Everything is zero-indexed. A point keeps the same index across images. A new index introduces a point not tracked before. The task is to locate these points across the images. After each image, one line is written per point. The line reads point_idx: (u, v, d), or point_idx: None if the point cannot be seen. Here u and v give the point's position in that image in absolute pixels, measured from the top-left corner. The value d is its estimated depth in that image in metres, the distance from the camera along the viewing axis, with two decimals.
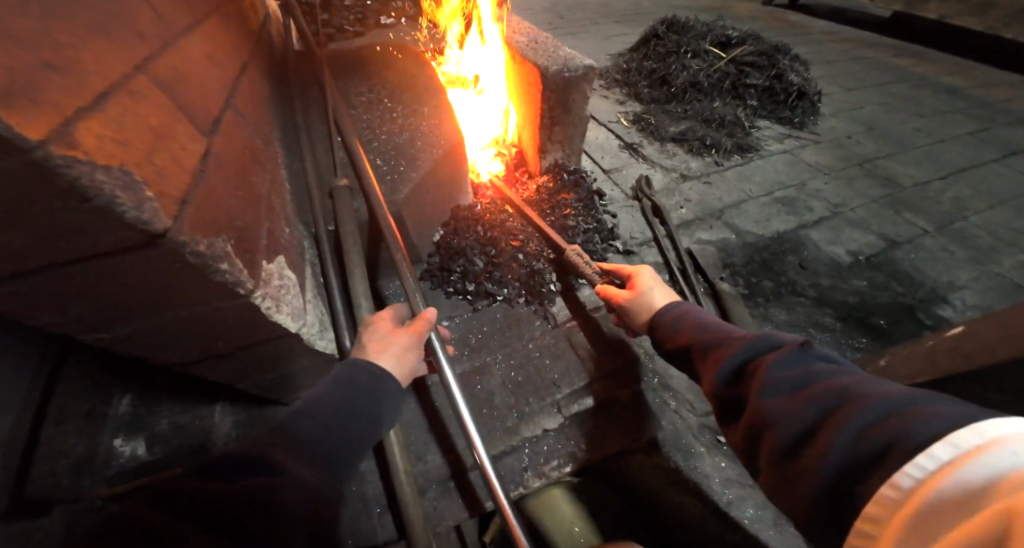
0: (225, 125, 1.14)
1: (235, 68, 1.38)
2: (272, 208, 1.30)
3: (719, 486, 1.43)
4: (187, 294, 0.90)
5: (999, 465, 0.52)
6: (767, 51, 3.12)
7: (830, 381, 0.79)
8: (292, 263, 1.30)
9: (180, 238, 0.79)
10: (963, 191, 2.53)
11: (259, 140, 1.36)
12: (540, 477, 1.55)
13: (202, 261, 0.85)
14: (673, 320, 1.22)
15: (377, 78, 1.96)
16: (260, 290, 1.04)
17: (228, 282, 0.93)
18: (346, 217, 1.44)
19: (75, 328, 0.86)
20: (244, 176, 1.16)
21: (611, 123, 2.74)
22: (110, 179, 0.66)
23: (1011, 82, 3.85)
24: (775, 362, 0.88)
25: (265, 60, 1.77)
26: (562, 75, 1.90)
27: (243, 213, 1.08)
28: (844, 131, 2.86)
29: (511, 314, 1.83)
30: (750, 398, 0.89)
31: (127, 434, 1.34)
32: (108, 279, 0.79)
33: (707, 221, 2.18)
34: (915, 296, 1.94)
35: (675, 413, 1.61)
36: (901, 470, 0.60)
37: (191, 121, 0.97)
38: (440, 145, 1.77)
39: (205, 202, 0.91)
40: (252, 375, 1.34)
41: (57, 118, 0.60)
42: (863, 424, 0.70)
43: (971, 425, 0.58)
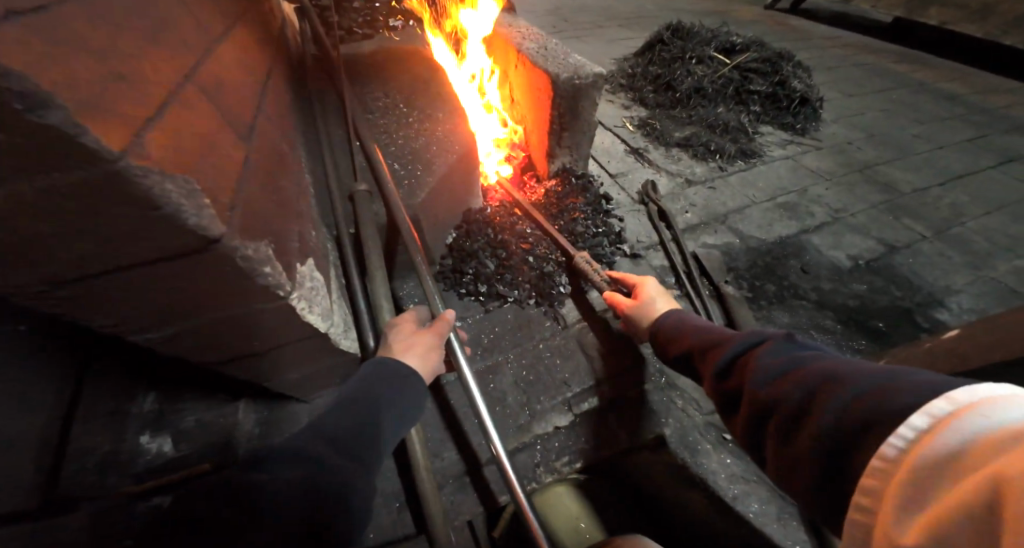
0: (258, 132, 1.19)
1: (262, 75, 1.42)
2: (299, 212, 1.35)
3: (725, 482, 1.52)
4: (230, 296, 0.95)
5: (973, 428, 0.54)
6: (771, 58, 3.17)
7: (817, 367, 0.84)
8: (318, 265, 1.35)
9: (232, 243, 0.84)
10: (961, 197, 2.59)
11: (285, 146, 1.40)
12: (552, 472, 1.61)
13: (248, 265, 0.89)
14: (672, 327, 1.32)
15: (392, 84, 2.01)
16: (295, 292, 1.09)
17: (269, 284, 0.98)
18: (367, 221, 1.49)
19: (125, 328, 0.91)
20: (275, 181, 1.21)
21: (617, 128, 2.79)
22: (176, 188, 0.71)
23: (1009, 89, 3.92)
24: (765, 354, 0.96)
25: (283, 65, 1.81)
26: (572, 82, 1.94)
27: (277, 217, 1.12)
28: (845, 137, 2.92)
29: (522, 315, 1.88)
30: (746, 388, 0.95)
31: (153, 432, 1.40)
32: (163, 282, 0.83)
33: (711, 226, 2.24)
34: (913, 299, 2.00)
35: (681, 412, 1.69)
36: (885, 441, 0.63)
37: (231, 130, 1.01)
38: (454, 149, 1.81)
39: (248, 208, 0.96)
40: (277, 374, 1.38)
41: (132, 132, 0.65)
42: (847, 398, 0.74)
43: (946, 395, 0.61)
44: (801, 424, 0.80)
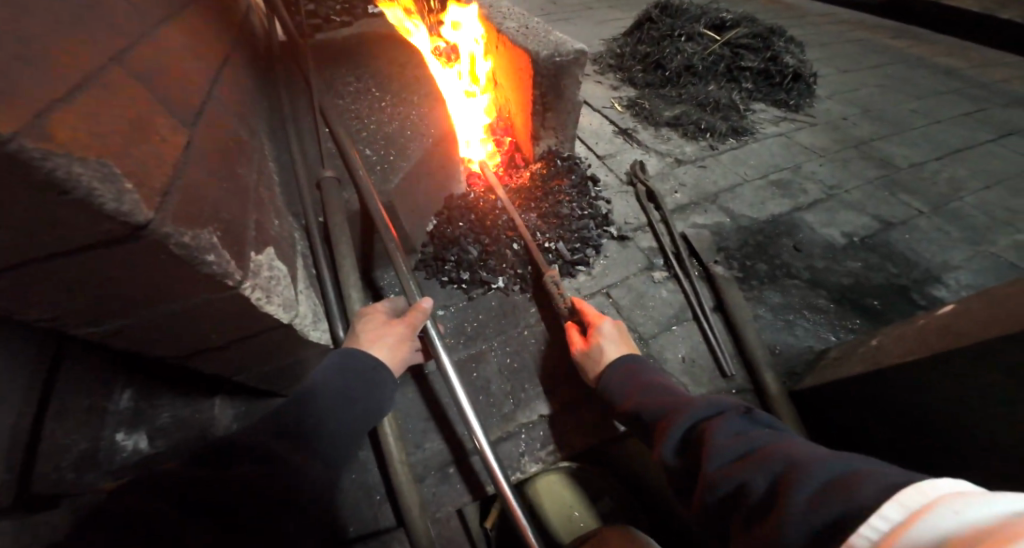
0: (208, 116, 1.14)
1: (216, 59, 1.37)
2: (261, 201, 1.31)
3: None
4: (175, 286, 0.91)
5: (940, 522, 0.53)
6: (762, 33, 3.09)
7: (771, 448, 0.84)
8: (281, 253, 1.31)
9: (163, 230, 0.79)
10: (959, 171, 2.52)
11: (244, 131, 1.35)
12: (537, 462, 1.53)
13: (187, 253, 0.85)
14: (621, 379, 1.29)
15: (365, 69, 1.96)
16: (249, 281, 1.04)
17: (216, 274, 0.94)
18: (334, 208, 1.44)
19: (64, 323, 0.87)
20: (229, 167, 1.15)
21: (604, 109, 2.72)
22: (88, 171, 0.67)
23: (1008, 63, 3.83)
24: (720, 428, 0.93)
25: (249, 52, 1.76)
26: (553, 60, 1.87)
27: (230, 204, 1.08)
28: (840, 113, 2.84)
29: (505, 302, 1.83)
30: (700, 467, 0.91)
31: (129, 428, 1.36)
32: (93, 273, 0.79)
33: (701, 206, 2.18)
34: (910, 276, 1.94)
35: None
36: (857, 530, 0.62)
37: (170, 113, 0.96)
38: (430, 133, 1.75)
39: (188, 193, 0.91)
40: (249, 367, 1.35)
41: (28, 111, 0.61)
42: (811, 487, 0.72)
43: (917, 485, 0.61)
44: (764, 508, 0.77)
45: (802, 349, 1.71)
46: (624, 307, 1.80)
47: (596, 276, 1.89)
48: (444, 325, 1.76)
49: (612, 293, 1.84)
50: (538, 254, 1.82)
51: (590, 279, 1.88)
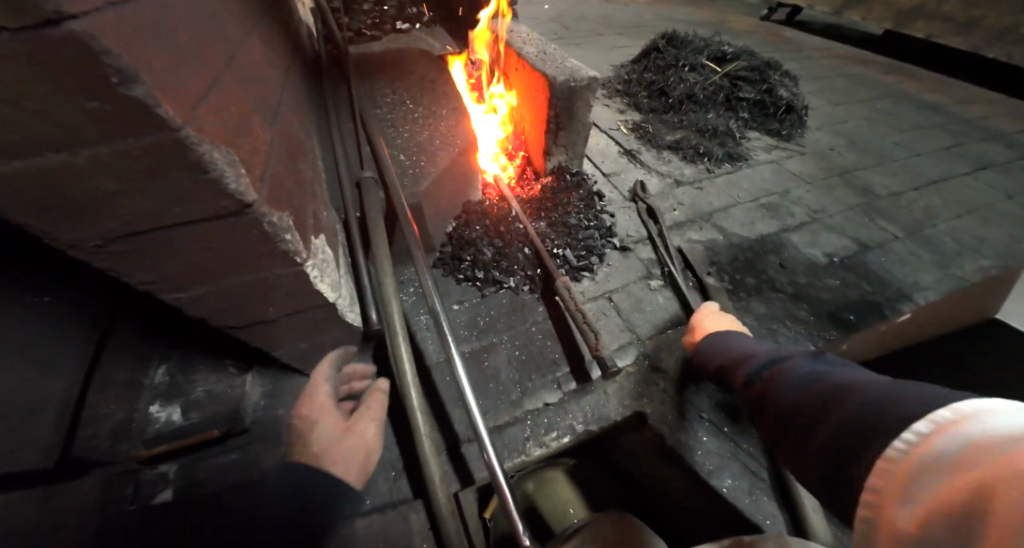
0: (281, 119, 1.35)
1: (283, 68, 1.58)
2: (315, 192, 1.50)
3: (700, 457, 1.58)
4: (257, 261, 1.10)
5: (970, 434, 0.65)
6: (760, 66, 3.32)
7: (835, 380, 0.97)
8: (328, 241, 1.49)
9: (261, 210, 1.00)
10: (934, 201, 2.74)
11: (302, 133, 1.56)
12: (541, 446, 1.61)
13: (273, 232, 1.06)
14: (717, 350, 1.49)
15: (400, 83, 2.17)
16: (309, 260, 1.24)
17: (288, 251, 1.13)
18: (371, 202, 1.64)
19: (158, 286, 1.04)
20: (296, 164, 1.35)
21: (611, 130, 2.92)
22: (220, 156, 0.87)
23: (989, 100, 4.09)
24: (797, 369, 1.09)
25: (300, 64, 1.97)
26: (568, 84, 2.07)
27: (297, 195, 1.28)
28: (828, 143, 3.07)
29: (516, 300, 2.01)
30: (775, 398, 1.10)
31: (164, 401, 1.49)
32: (196, 243, 0.98)
33: (697, 224, 2.37)
34: (883, 294, 2.14)
35: (662, 392, 1.72)
36: (891, 444, 0.75)
37: (260, 115, 1.17)
38: (457, 144, 1.96)
39: (273, 181, 1.12)
40: (285, 344, 1.51)
41: (190, 107, 0.82)
42: (857, 405, 0.86)
43: (949, 405, 0.71)
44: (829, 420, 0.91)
45: None
46: (624, 310, 1.98)
47: (600, 282, 2.07)
48: (458, 317, 1.94)
49: (613, 297, 2.02)
50: (548, 259, 1.99)
51: (594, 284, 2.06)
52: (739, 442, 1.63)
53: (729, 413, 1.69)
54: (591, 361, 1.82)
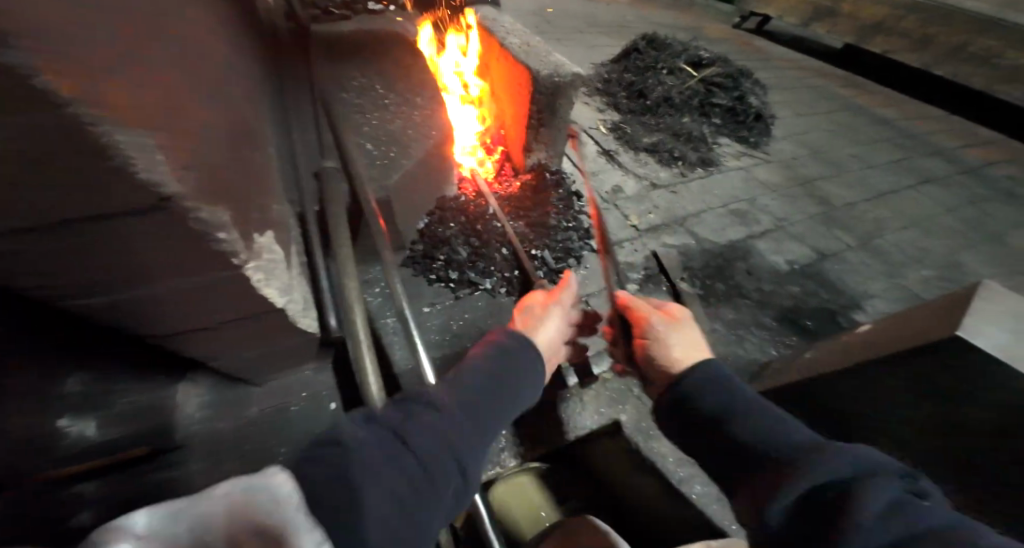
0: (224, 97, 1.21)
1: (233, 45, 1.44)
2: (263, 182, 1.37)
3: (673, 464, 1.65)
4: (185, 261, 0.97)
5: None
6: (733, 74, 3.41)
7: (797, 442, 0.98)
8: (279, 238, 1.36)
9: (186, 204, 0.85)
10: (884, 212, 2.93)
11: (253, 115, 1.44)
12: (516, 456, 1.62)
13: (202, 228, 0.91)
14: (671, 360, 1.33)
15: (370, 64, 2.06)
16: (252, 262, 1.11)
17: (225, 250, 1.00)
18: (333, 197, 1.55)
19: (58, 290, 0.90)
20: (238, 149, 1.21)
21: (590, 130, 2.91)
22: (129, 141, 0.70)
23: (933, 117, 4.40)
24: (753, 417, 1.08)
25: (258, 41, 1.81)
26: (551, 79, 2.02)
27: (239, 185, 1.13)
28: (792, 152, 3.20)
29: (492, 302, 1.97)
30: (731, 444, 1.05)
31: (75, 414, 1.20)
32: (105, 242, 0.84)
33: (671, 228, 2.41)
34: (837, 301, 2.26)
35: (637, 399, 1.79)
36: None
37: (198, 90, 1.01)
38: (432, 135, 1.90)
39: (204, 169, 0.94)
40: (228, 351, 1.39)
41: (92, 77, 0.64)
42: (832, 476, 0.84)
43: None
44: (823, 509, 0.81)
45: (749, 360, 1.97)
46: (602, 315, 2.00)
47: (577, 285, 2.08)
48: (430, 321, 1.88)
49: (589, 301, 2.04)
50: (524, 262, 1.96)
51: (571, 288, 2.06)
52: None
53: None
54: (568, 368, 1.80)
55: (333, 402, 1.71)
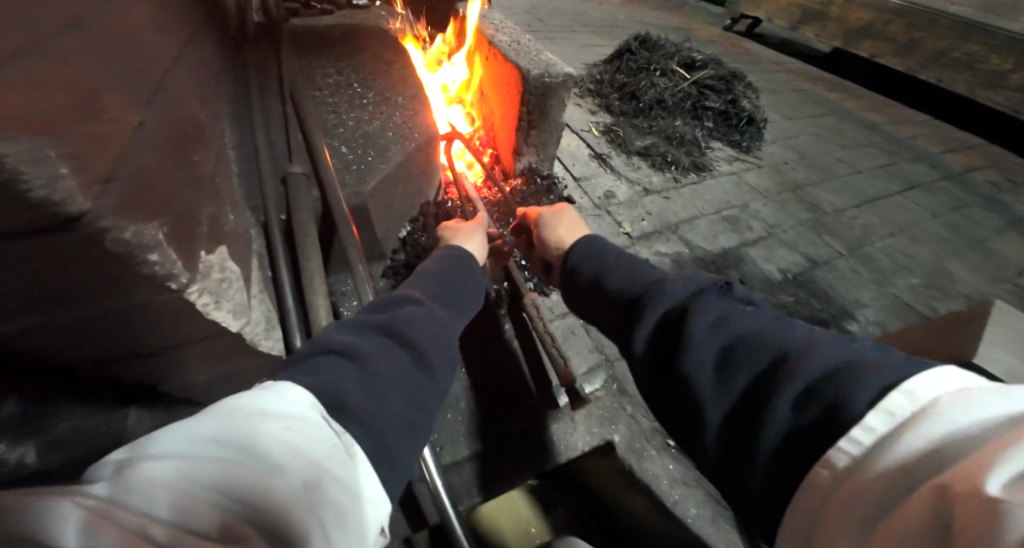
0: (163, 98, 1.15)
1: (180, 41, 1.36)
2: (214, 193, 1.32)
3: (667, 487, 1.60)
4: (109, 284, 0.89)
5: (937, 429, 0.60)
6: (726, 76, 3.36)
7: (742, 325, 0.93)
8: (235, 253, 1.34)
9: (102, 223, 0.79)
10: (873, 218, 2.92)
11: (204, 114, 1.36)
12: (506, 483, 1.57)
13: (127, 250, 0.86)
14: (588, 257, 1.32)
15: (346, 61, 1.97)
16: (196, 285, 1.07)
17: (160, 274, 0.95)
18: (301, 205, 1.47)
19: None
20: (184, 155, 1.16)
21: (582, 132, 2.83)
22: (19, 154, 0.65)
23: (917, 121, 4.43)
24: (704, 307, 0.97)
25: (217, 38, 1.70)
26: (543, 80, 1.93)
27: (180, 194, 1.09)
28: (782, 157, 3.17)
29: (482, 316, 1.89)
30: (688, 339, 0.93)
31: (11, 440, 0.99)
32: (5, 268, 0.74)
33: (664, 235, 2.35)
34: (828, 311, 2.23)
35: (630, 418, 1.73)
36: (842, 444, 0.68)
37: (124, 91, 0.96)
38: (414, 138, 1.83)
39: (132, 181, 0.90)
40: (179, 375, 1.29)
41: None
42: (811, 379, 0.78)
43: (904, 386, 0.67)
44: (665, 336, 1.01)
45: None
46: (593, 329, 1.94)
47: None
48: None
49: None
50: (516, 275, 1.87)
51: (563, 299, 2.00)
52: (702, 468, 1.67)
53: None
54: (558, 387, 1.72)
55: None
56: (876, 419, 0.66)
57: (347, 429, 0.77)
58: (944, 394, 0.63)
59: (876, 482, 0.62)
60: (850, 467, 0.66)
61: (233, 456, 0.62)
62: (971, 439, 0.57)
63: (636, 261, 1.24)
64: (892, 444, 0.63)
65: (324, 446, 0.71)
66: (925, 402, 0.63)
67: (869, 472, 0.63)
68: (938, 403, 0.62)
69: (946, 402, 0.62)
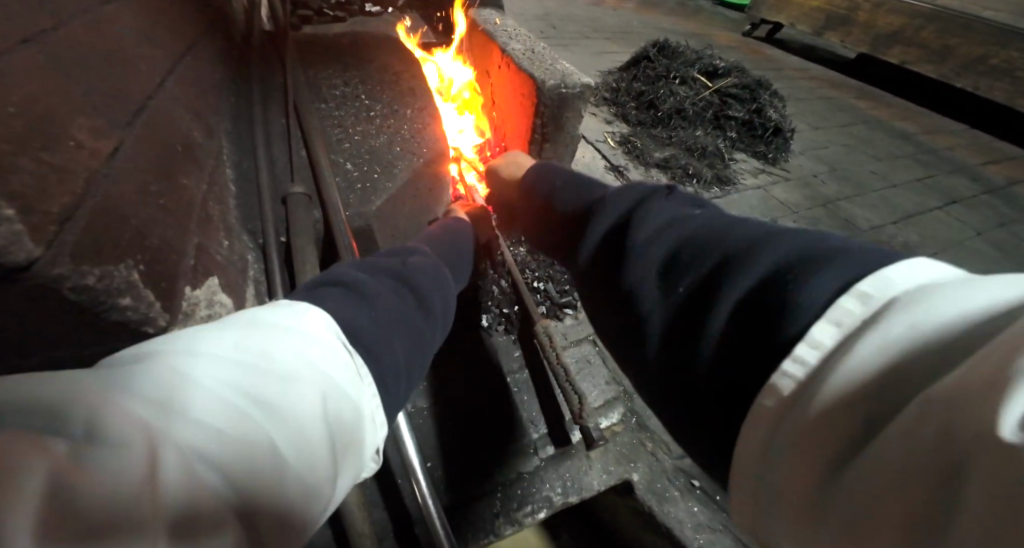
0: (149, 117, 1.07)
1: (174, 55, 1.29)
2: (206, 218, 1.24)
3: (691, 532, 1.45)
4: (74, 331, 0.81)
5: (904, 335, 0.46)
6: (751, 84, 3.22)
7: (693, 228, 0.84)
8: (227, 283, 1.26)
9: (56, 270, 0.70)
10: (912, 236, 2.72)
11: (198, 132, 1.29)
12: (513, 524, 1.43)
13: (90, 297, 0.77)
14: (544, 182, 1.27)
15: (353, 71, 1.89)
16: (178, 328, 0.97)
17: (132, 320, 0.86)
18: (301, 228, 1.39)
19: None
20: (170, 178, 1.08)
21: (597, 143, 2.72)
22: None
23: (953, 131, 4.21)
24: (647, 219, 0.90)
25: (218, 51, 1.63)
26: (558, 90, 1.83)
27: (163, 224, 1.01)
28: (810, 169, 3.01)
29: (488, 341, 1.76)
30: (628, 251, 0.88)
31: None
32: None
33: None
34: None
35: (650, 455, 1.58)
36: (779, 369, 0.53)
37: (95, 114, 0.89)
38: (421, 153, 1.75)
39: (97, 219, 0.81)
40: None
41: None
42: (759, 274, 0.67)
43: (859, 286, 0.54)
44: (610, 250, 0.94)
45: None
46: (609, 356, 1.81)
47: (583, 320, 1.90)
48: None
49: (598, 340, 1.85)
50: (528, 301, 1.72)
51: (577, 323, 1.89)
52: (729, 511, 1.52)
53: None
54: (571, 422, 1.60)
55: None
56: (820, 329, 0.53)
57: (359, 352, 0.75)
58: (904, 289, 0.51)
59: (822, 411, 0.47)
60: (797, 392, 0.50)
61: (253, 360, 0.59)
62: (951, 348, 0.44)
63: (588, 184, 1.17)
64: (840, 356, 0.48)
65: (337, 366, 0.69)
66: (883, 302, 0.51)
67: (817, 401, 0.48)
68: (903, 300, 0.49)
69: (909, 297, 0.49)
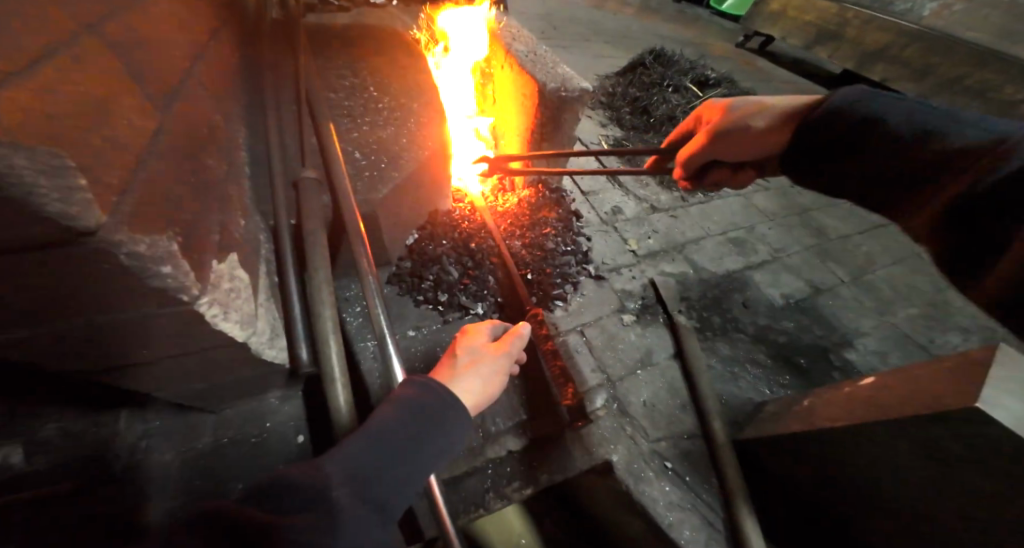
0: (182, 99, 1.14)
1: (199, 40, 1.35)
2: (226, 198, 1.31)
3: (663, 509, 1.59)
4: (118, 294, 0.89)
5: None
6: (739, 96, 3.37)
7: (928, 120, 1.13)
8: (244, 260, 1.33)
9: (114, 236, 0.78)
10: (876, 245, 2.90)
11: (219, 116, 1.35)
12: (501, 498, 1.57)
13: (140, 262, 0.84)
14: (747, 112, 1.44)
15: (363, 64, 1.96)
16: (206, 297, 1.05)
17: (168, 287, 0.94)
18: (312, 212, 1.46)
19: None
20: (197, 158, 1.15)
21: (592, 145, 2.82)
22: (33, 164, 0.64)
23: None
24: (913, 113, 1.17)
25: (235, 37, 1.69)
26: (559, 93, 1.91)
27: (192, 202, 1.08)
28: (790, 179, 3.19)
29: None
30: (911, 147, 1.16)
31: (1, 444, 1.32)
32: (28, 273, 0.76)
33: (670, 254, 2.40)
34: (829, 338, 2.24)
35: (630, 439, 1.72)
36: None
37: (140, 94, 0.95)
38: (427, 146, 1.80)
39: (144, 193, 0.88)
40: (179, 383, 1.31)
41: None
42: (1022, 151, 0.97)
43: None
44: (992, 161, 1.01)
45: (744, 400, 1.94)
46: (596, 346, 1.95)
47: (573, 312, 2.02)
48: (414, 347, 1.77)
49: (587, 331, 1.98)
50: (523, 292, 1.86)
51: (568, 315, 2.01)
52: (698, 490, 1.67)
53: (692, 461, 1.72)
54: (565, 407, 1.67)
55: (301, 435, 1.61)
56: None
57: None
58: None
59: None
60: None
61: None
62: None
63: (876, 95, 1.23)
64: None
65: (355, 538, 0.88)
66: None
67: None
68: None
69: None
